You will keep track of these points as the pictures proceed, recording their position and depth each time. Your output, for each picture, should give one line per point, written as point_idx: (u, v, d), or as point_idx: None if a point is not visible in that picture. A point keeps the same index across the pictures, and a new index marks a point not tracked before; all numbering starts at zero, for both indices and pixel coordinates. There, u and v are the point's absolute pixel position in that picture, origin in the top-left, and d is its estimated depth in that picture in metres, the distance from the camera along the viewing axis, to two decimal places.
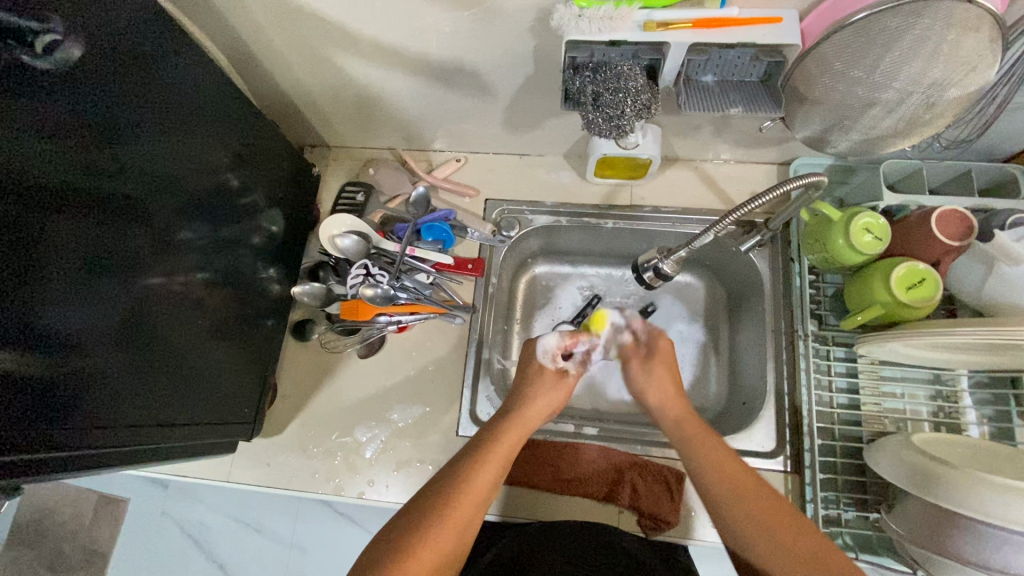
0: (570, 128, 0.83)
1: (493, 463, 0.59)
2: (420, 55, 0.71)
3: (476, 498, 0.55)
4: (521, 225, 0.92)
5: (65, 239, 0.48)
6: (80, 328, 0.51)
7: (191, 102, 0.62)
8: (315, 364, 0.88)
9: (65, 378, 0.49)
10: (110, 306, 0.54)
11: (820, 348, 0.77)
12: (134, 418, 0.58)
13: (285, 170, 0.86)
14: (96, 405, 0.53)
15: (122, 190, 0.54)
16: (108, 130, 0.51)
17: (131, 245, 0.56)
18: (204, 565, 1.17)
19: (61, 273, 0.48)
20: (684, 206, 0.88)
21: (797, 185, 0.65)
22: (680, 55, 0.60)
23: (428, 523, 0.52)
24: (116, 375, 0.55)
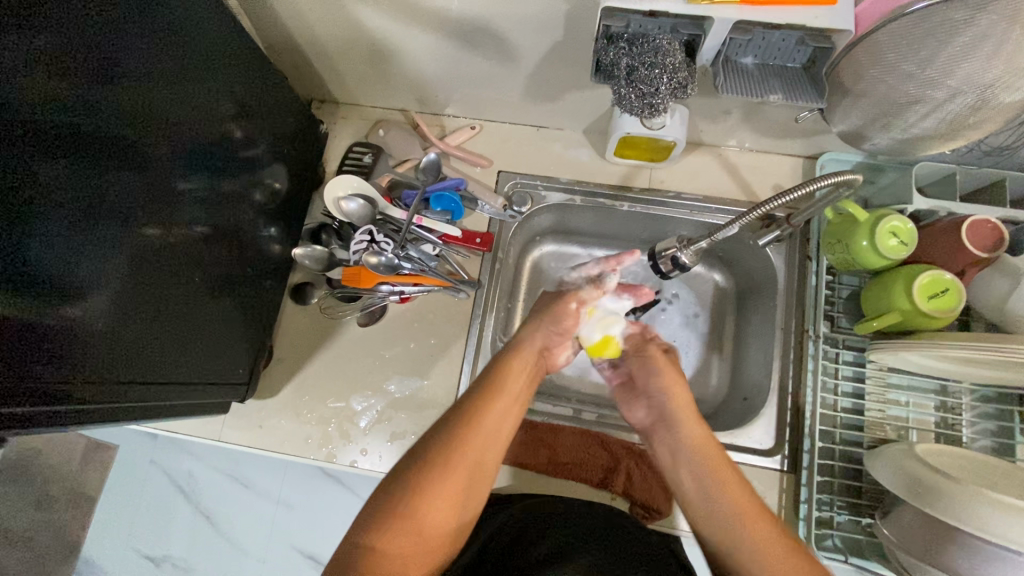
0: (593, 101, 0.79)
1: (501, 405, 0.58)
2: (438, 10, 0.66)
3: (478, 455, 0.55)
4: (534, 202, 0.88)
5: (63, 181, 0.46)
6: (73, 271, 0.48)
7: (199, 44, 0.59)
8: (313, 329, 0.85)
9: (54, 329, 0.47)
10: (107, 256, 0.51)
11: (829, 350, 0.75)
12: (123, 373, 0.56)
13: (289, 125, 0.81)
14: (87, 355, 0.51)
15: (111, 132, 0.49)
16: (104, 66, 0.48)
17: (127, 189, 0.52)
18: (190, 515, 1.18)
19: (59, 216, 0.46)
20: (703, 194, 0.85)
21: (827, 182, 0.63)
22: (723, 33, 0.55)
23: (435, 479, 0.52)
24: (109, 325, 0.53)
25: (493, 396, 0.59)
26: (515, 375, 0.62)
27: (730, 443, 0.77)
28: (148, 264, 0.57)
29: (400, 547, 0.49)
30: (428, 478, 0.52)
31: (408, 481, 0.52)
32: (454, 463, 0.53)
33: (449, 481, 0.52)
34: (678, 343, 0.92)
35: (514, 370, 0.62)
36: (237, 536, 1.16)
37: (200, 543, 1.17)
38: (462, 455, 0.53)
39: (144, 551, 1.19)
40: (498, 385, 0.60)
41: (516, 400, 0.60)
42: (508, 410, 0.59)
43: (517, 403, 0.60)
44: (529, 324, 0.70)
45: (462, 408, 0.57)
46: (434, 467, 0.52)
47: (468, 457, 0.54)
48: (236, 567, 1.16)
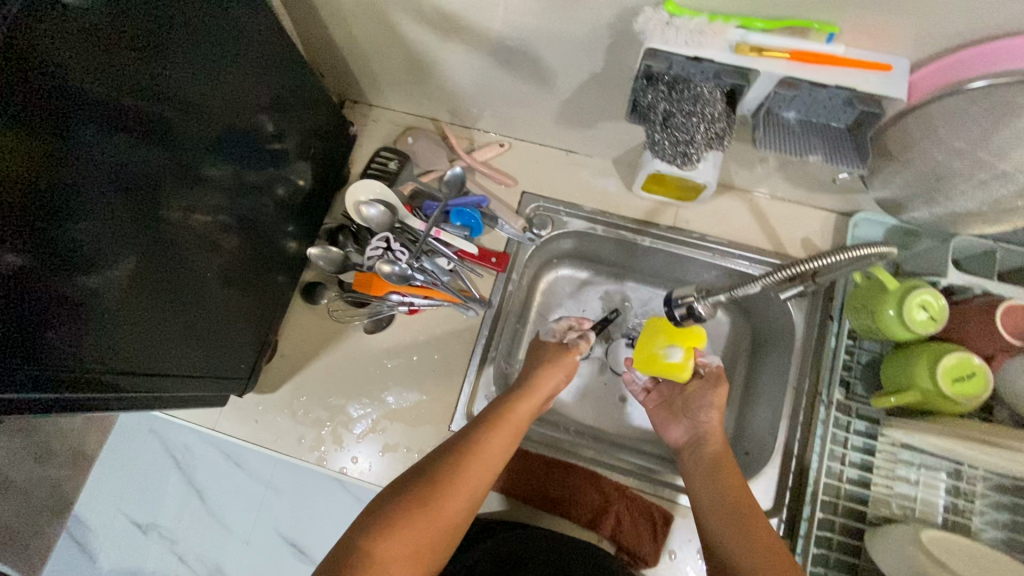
0: (626, 134, 0.78)
1: (504, 435, 0.64)
2: (479, 28, 0.66)
3: (476, 477, 0.60)
4: (554, 227, 0.87)
5: (95, 155, 0.46)
6: (95, 248, 0.48)
7: (242, 36, 0.59)
8: (319, 329, 0.85)
9: (69, 303, 0.47)
10: (129, 236, 0.52)
11: (842, 418, 0.72)
12: (128, 355, 0.55)
13: (319, 124, 0.82)
14: (96, 333, 0.51)
15: (146, 107, 0.50)
16: (148, 45, 0.48)
17: (153, 170, 0.53)
18: (182, 488, 1.18)
19: (87, 191, 0.46)
20: (729, 239, 0.83)
21: (866, 249, 0.60)
22: (767, 86, 0.53)
23: (433, 494, 0.57)
24: (123, 306, 0.53)
25: (499, 425, 0.64)
26: (520, 409, 0.67)
27: None
28: (163, 251, 0.57)
29: (393, 554, 0.52)
30: (427, 493, 0.57)
31: (404, 502, 0.56)
32: (452, 482, 0.58)
33: (446, 497, 0.57)
34: None
35: (521, 404, 0.68)
36: (224, 514, 1.17)
37: (187, 517, 1.18)
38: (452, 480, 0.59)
39: (133, 518, 1.20)
40: (504, 412, 0.66)
41: (518, 431, 0.66)
42: (510, 439, 0.64)
43: (515, 434, 0.65)
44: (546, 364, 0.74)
45: (462, 437, 0.63)
46: (428, 487, 0.57)
47: (466, 477, 0.59)
48: (218, 544, 1.17)
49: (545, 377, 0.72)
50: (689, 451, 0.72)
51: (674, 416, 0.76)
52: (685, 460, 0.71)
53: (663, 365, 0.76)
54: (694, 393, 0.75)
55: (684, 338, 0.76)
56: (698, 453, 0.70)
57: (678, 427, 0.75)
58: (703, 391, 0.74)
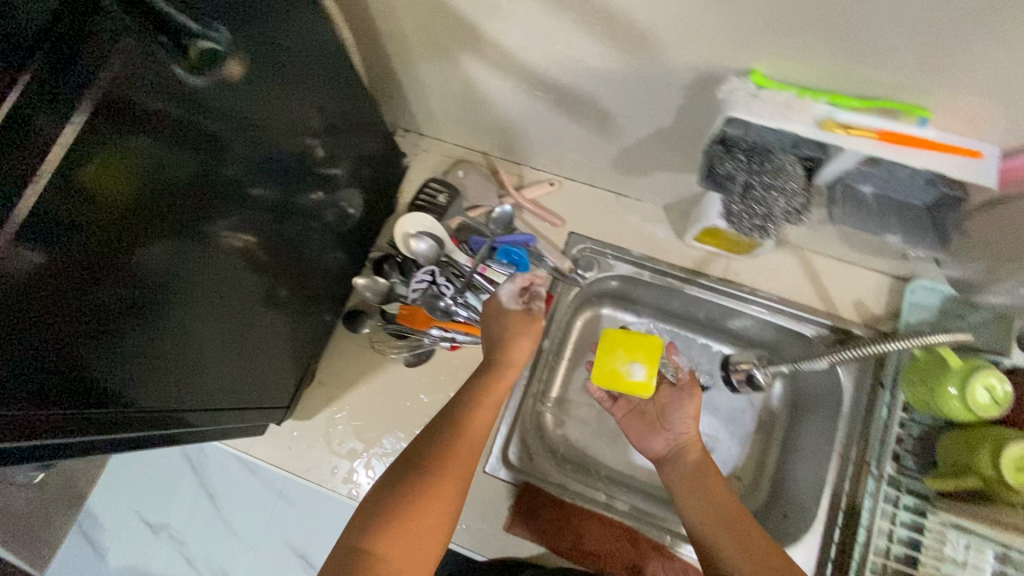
0: (683, 184, 0.77)
1: (485, 407, 0.63)
2: (548, 75, 0.66)
3: (463, 454, 0.58)
4: (600, 269, 0.86)
5: (163, 187, 0.44)
6: (161, 281, 0.47)
7: (308, 64, 0.58)
8: (358, 358, 0.85)
9: (132, 337, 0.45)
10: (190, 264, 0.50)
11: (891, 492, 0.70)
12: (180, 383, 0.54)
13: (373, 153, 0.82)
14: (153, 364, 0.49)
15: (214, 138, 0.48)
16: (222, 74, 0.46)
17: (217, 197, 0.51)
18: (194, 490, 1.18)
19: (155, 222, 0.44)
20: (779, 295, 0.81)
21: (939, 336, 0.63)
22: (850, 162, 0.52)
23: (423, 478, 0.55)
24: (180, 334, 0.52)
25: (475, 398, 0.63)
26: (496, 376, 0.66)
27: None
28: (220, 286, 0.56)
29: (395, 547, 0.51)
30: (417, 480, 0.55)
31: (392, 499, 0.53)
32: (441, 464, 0.56)
33: (440, 480, 0.55)
34: (722, 438, 0.89)
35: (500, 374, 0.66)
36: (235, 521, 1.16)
37: (197, 520, 1.17)
38: (435, 463, 0.56)
39: (144, 517, 1.20)
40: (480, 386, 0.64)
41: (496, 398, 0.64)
42: (492, 408, 0.63)
43: (497, 402, 0.64)
44: (506, 319, 0.71)
45: (442, 417, 0.62)
46: (415, 480, 0.55)
47: (454, 455, 0.57)
48: (228, 552, 1.16)
49: (514, 338, 0.69)
50: (671, 463, 0.73)
51: (652, 426, 0.77)
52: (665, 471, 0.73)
53: (627, 384, 0.73)
54: (673, 400, 0.76)
55: (645, 353, 0.73)
56: (681, 463, 0.72)
57: (659, 438, 0.76)
58: (680, 403, 0.76)
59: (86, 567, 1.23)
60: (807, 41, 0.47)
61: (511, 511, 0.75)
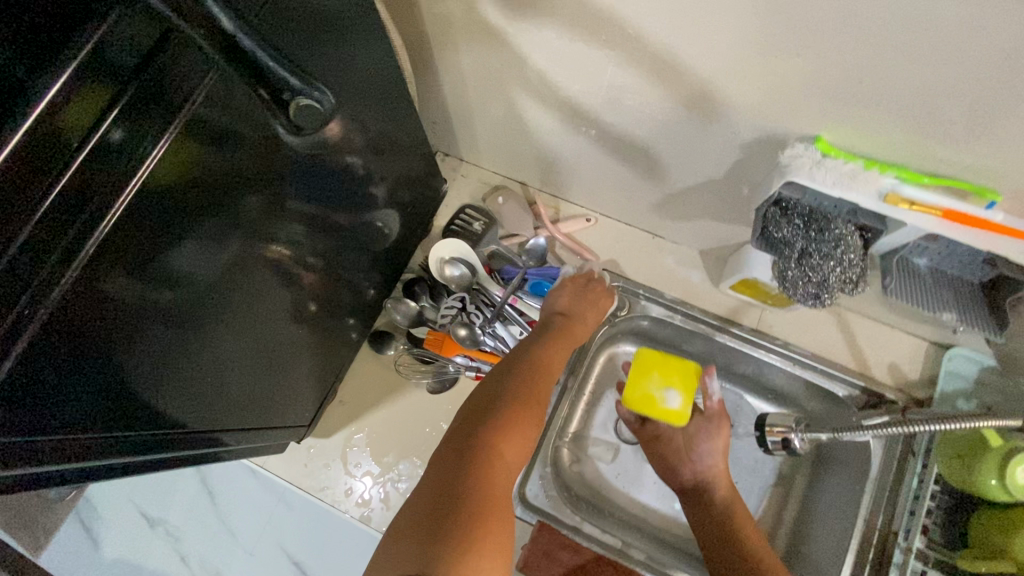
0: (724, 234, 0.76)
1: (561, 346, 0.68)
2: (601, 116, 0.66)
3: (544, 382, 0.62)
4: (631, 309, 0.85)
5: (202, 207, 0.43)
6: (191, 299, 0.45)
7: (358, 87, 0.57)
8: (381, 379, 0.84)
9: (160, 354, 0.44)
10: (222, 281, 0.48)
11: (915, 565, 0.67)
12: (204, 399, 0.53)
13: (414, 176, 0.82)
14: (178, 381, 0.48)
15: (258, 160, 0.47)
16: None
17: (256, 217, 0.50)
18: (195, 488, 1.17)
19: (192, 242, 0.43)
20: (812, 351, 0.80)
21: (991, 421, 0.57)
22: (910, 236, 0.51)
23: (521, 395, 0.59)
24: (206, 351, 0.50)
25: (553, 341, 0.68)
26: (564, 328, 0.71)
27: None
28: (261, 302, 0.56)
29: (508, 445, 0.53)
30: (516, 394, 0.58)
31: (491, 413, 0.55)
32: (533, 389, 0.60)
33: (532, 402, 0.59)
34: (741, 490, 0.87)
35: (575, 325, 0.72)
36: (236, 523, 1.14)
37: (195, 519, 1.16)
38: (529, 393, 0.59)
39: (143, 510, 1.20)
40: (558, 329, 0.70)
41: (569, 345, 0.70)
42: (566, 351, 0.69)
43: (570, 347, 0.70)
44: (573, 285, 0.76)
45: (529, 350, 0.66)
46: (511, 401, 0.57)
47: (540, 383, 0.62)
48: (224, 555, 1.15)
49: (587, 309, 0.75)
50: (693, 494, 0.73)
51: (679, 457, 0.76)
52: (694, 504, 0.72)
53: (660, 411, 0.71)
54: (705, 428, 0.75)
55: (680, 378, 0.71)
56: (705, 496, 0.72)
57: (683, 469, 0.76)
58: (705, 429, 0.75)
59: (81, 560, 1.23)
60: (878, 114, 0.47)
61: (525, 550, 0.74)
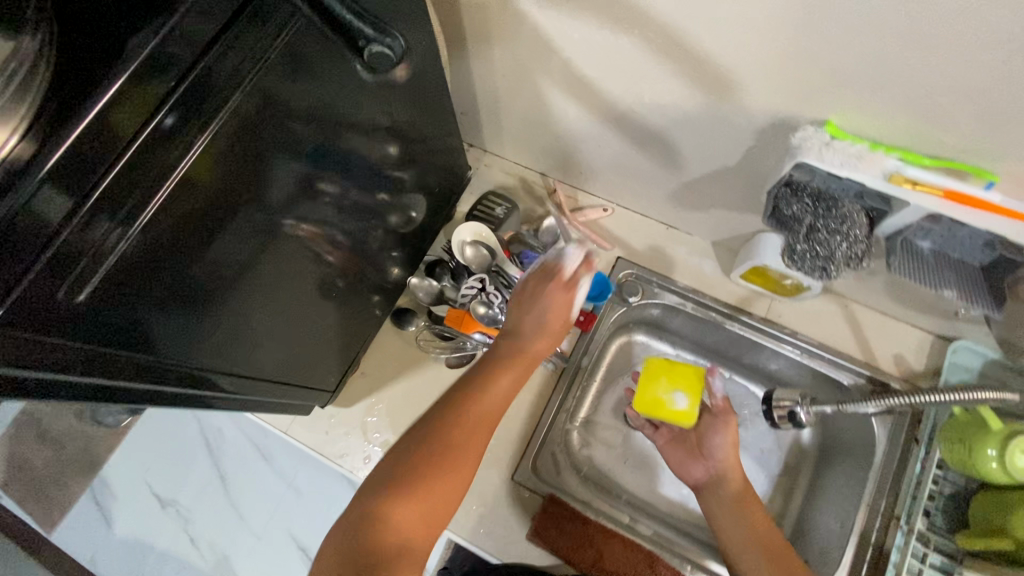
0: (736, 224, 0.80)
1: (505, 371, 0.65)
2: (623, 105, 0.69)
3: (478, 413, 0.61)
4: (644, 296, 0.88)
5: (241, 176, 0.46)
6: (228, 262, 0.48)
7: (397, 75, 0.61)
8: (402, 354, 0.88)
9: (200, 312, 0.48)
10: (254, 247, 0.51)
11: (918, 549, 0.69)
12: (238, 355, 0.57)
13: (441, 162, 0.86)
14: (215, 338, 0.52)
15: (293, 132, 0.50)
16: (308, 70, 0.48)
17: (289, 188, 0.53)
18: (207, 473, 1.21)
19: (229, 211, 0.46)
20: (820, 340, 0.83)
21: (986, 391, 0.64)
22: (912, 216, 0.55)
23: (435, 436, 0.58)
24: (238, 312, 0.53)
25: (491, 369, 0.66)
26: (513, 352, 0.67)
27: None
28: (277, 286, 0.58)
29: (403, 521, 0.54)
30: (430, 434, 0.59)
31: (405, 464, 0.57)
32: (451, 427, 0.59)
33: (449, 440, 0.58)
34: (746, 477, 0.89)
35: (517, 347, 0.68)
36: (245, 508, 1.19)
37: (205, 501, 1.20)
38: (458, 428, 0.59)
39: (155, 490, 1.21)
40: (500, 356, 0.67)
41: (517, 366, 0.66)
42: (519, 371, 0.66)
43: (520, 368, 0.66)
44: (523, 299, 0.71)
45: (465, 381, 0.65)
46: (425, 446, 0.58)
47: (466, 416, 0.61)
48: (231, 537, 1.18)
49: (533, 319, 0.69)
50: (709, 493, 0.72)
51: (690, 455, 0.76)
52: (706, 500, 0.72)
53: (670, 412, 0.73)
54: (714, 427, 0.75)
55: (687, 381, 0.74)
56: (720, 494, 0.71)
57: (698, 466, 0.75)
58: (714, 427, 0.75)
59: (87, 537, 1.21)
60: (887, 99, 0.50)
61: (535, 521, 0.76)
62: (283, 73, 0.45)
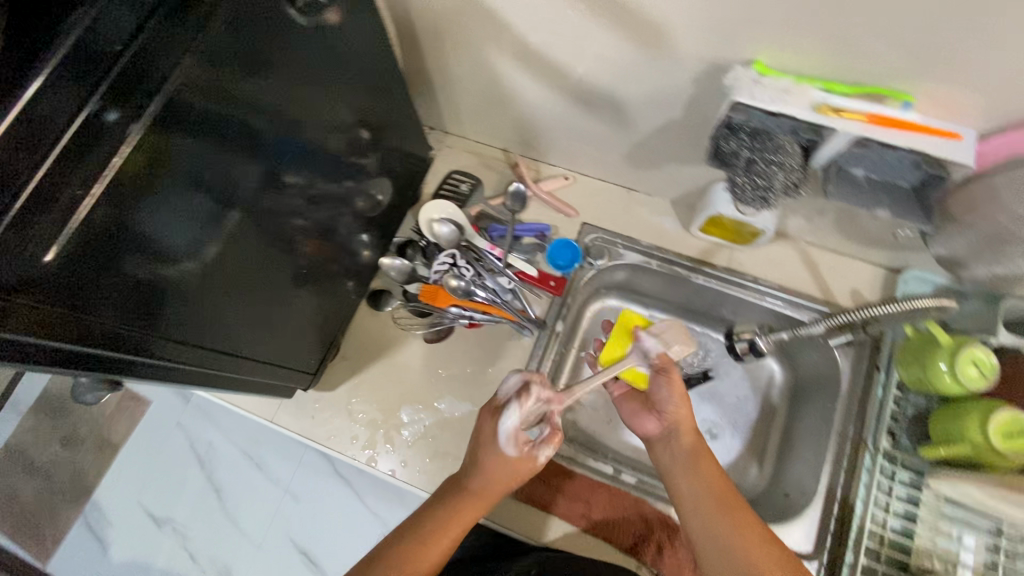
0: (690, 178, 0.83)
1: (498, 473, 0.64)
2: (568, 70, 0.72)
3: (470, 509, 0.63)
4: (611, 258, 0.91)
5: (193, 164, 0.46)
6: (186, 246, 0.48)
7: (346, 57, 0.63)
8: (381, 334, 0.89)
9: (162, 297, 0.48)
10: (212, 233, 0.51)
11: (886, 466, 0.74)
12: (209, 337, 0.57)
13: (403, 143, 0.88)
14: (182, 320, 0.52)
15: (246, 121, 0.50)
16: (256, 59, 0.49)
17: (247, 177, 0.53)
18: (201, 486, 1.20)
19: (182, 197, 0.46)
20: (780, 283, 0.86)
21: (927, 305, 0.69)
22: (842, 144, 0.58)
23: (436, 519, 0.62)
24: (203, 297, 0.53)
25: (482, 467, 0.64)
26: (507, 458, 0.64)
27: None
28: (242, 266, 0.58)
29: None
30: (438, 514, 0.63)
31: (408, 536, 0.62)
32: (451, 512, 0.63)
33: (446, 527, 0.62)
34: (725, 423, 0.92)
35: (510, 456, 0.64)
36: (243, 517, 1.18)
37: (201, 514, 1.19)
38: (457, 518, 0.62)
39: (150, 510, 1.20)
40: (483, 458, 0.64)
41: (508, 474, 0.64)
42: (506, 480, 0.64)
43: (508, 478, 0.64)
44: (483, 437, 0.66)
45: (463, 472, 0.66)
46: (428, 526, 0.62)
47: (464, 505, 0.63)
48: (230, 548, 1.17)
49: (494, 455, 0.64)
50: (662, 445, 0.70)
51: (645, 409, 0.75)
52: (660, 452, 0.70)
53: None
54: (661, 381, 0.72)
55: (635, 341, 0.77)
56: (673, 445, 0.69)
57: (650, 419, 0.74)
58: (657, 382, 0.73)
59: (86, 565, 1.18)
60: (802, 33, 0.54)
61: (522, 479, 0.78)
62: (227, 59, 0.46)
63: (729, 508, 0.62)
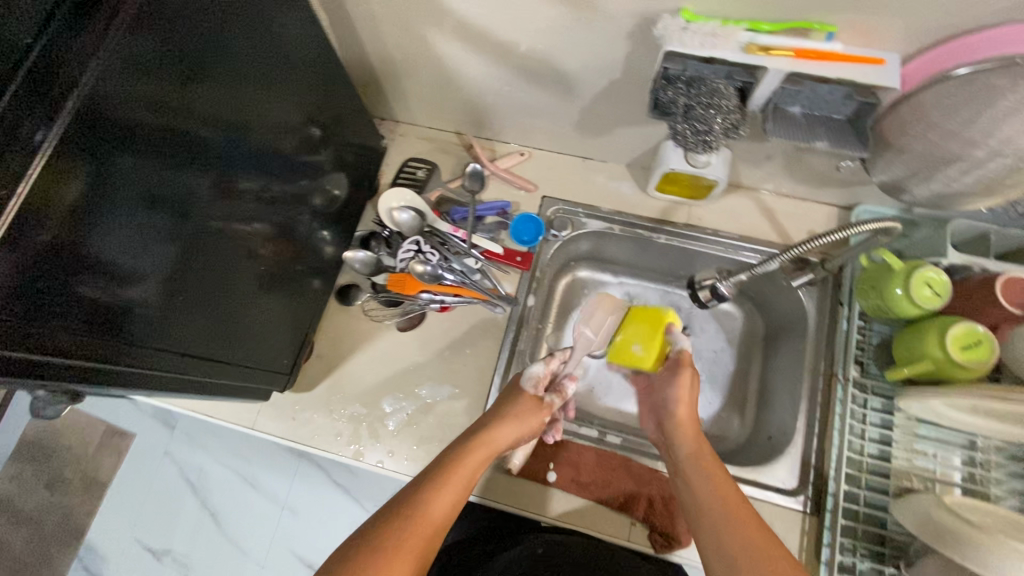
0: (641, 139, 0.84)
1: (478, 452, 0.64)
2: (507, 42, 0.73)
3: (454, 490, 0.60)
4: (574, 227, 0.91)
5: (133, 177, 0.45)
6: (137, 262, 0.47)
7: (281, 51, 0.61)
8: (354, 329, 0.89)
9: (118, 316, 0.47)
10: (163, 247, 0.50)
11: (858, 395, 0.76)
12: (179, 350, 0.56)
13: (354, 137, 0.88)
14: (146, 337, 0.51)
15: (183, 129, 0.49)
16: (185, 63, 0.48)
17: (194, 187, 0.52)
18: (195, 511, 1.18)
19: (124, 212, 0.45)
20: (740, 233, 0.88)
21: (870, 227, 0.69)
22: (775, 83, 0.59)
23: (405, 514, 0.56)
24: (163, 311, 0.53)
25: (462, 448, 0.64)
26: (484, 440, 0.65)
27: (751, 478, 0.77)
28: (202, 277, 0.57)
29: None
30: (406, 507, 0.56)
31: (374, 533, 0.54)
32: (422, 503, 0.57)
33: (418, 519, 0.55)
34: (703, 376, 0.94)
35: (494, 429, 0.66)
36: (241, 538, 1.16)
37: (200, 539, 1.17)
38: (427, 503, 0.57)
39: (145, 542, 1.17)
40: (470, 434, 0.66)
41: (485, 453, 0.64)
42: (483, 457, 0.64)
43: (484, 455, 0.64)
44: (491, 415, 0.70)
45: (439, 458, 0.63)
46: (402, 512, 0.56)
47: (441, 494, 0.58)
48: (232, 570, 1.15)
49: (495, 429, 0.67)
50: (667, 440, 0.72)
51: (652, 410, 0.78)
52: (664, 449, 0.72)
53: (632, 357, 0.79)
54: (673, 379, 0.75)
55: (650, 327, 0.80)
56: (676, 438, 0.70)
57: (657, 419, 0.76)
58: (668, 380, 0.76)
59: None
60: None
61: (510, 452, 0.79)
62: (150, 66, 0.45)
63: (727, 491, 0.60)
